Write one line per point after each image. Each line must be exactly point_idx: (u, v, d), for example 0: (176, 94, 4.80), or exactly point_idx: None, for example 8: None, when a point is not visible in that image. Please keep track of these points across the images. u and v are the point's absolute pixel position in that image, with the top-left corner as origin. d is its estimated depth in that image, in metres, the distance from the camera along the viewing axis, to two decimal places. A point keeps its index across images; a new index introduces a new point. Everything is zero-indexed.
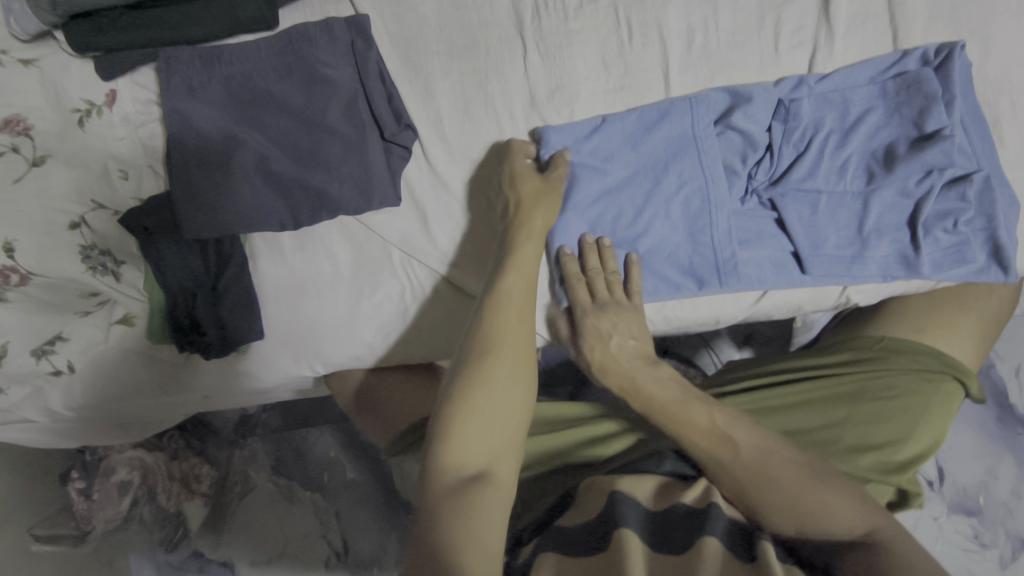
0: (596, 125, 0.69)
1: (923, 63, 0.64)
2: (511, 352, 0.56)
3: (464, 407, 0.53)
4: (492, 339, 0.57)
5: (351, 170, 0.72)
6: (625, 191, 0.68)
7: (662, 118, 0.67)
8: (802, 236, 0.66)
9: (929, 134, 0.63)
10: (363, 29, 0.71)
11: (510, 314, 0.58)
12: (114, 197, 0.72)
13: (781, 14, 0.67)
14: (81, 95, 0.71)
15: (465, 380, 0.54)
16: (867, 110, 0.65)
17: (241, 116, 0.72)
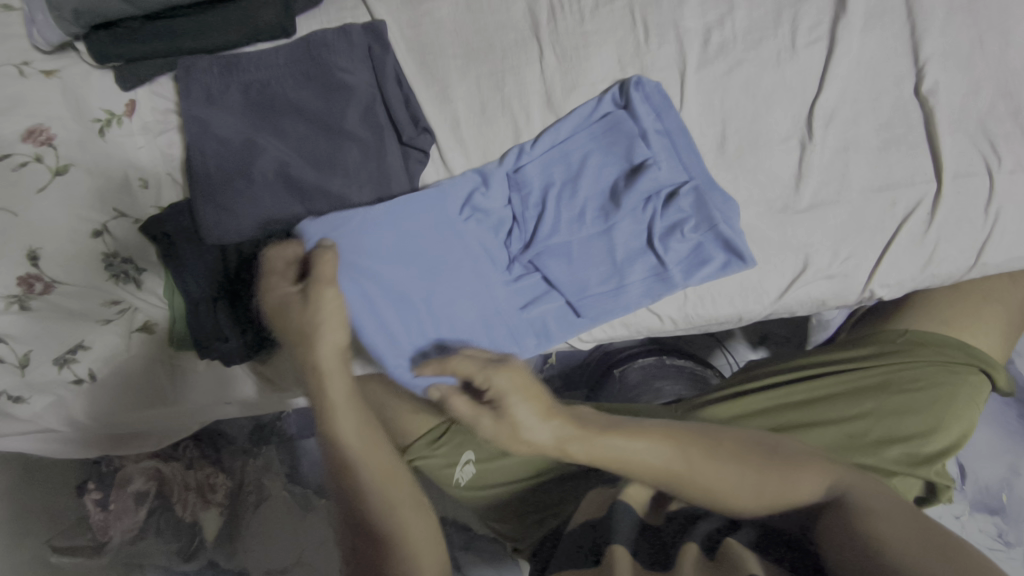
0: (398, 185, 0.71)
1: (616, 105, 0.70)
2: (370, 470, 0.57)
3: (375, 534, 0.56)
4: (355, 468, 0.57)
5: (370, 174, 0.72)
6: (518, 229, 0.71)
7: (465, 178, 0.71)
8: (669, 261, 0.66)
9: (638, 164, 0.68)
10: (380, 36, 0.73)
11: (344, 427, 0.57)
12: (134, 206, 0.72)
13: (798, 10, 0.67)
14: (102, 106, 0.72)
15: (358, 518, 0.57)
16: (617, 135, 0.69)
17: (260, 123, 0.72)
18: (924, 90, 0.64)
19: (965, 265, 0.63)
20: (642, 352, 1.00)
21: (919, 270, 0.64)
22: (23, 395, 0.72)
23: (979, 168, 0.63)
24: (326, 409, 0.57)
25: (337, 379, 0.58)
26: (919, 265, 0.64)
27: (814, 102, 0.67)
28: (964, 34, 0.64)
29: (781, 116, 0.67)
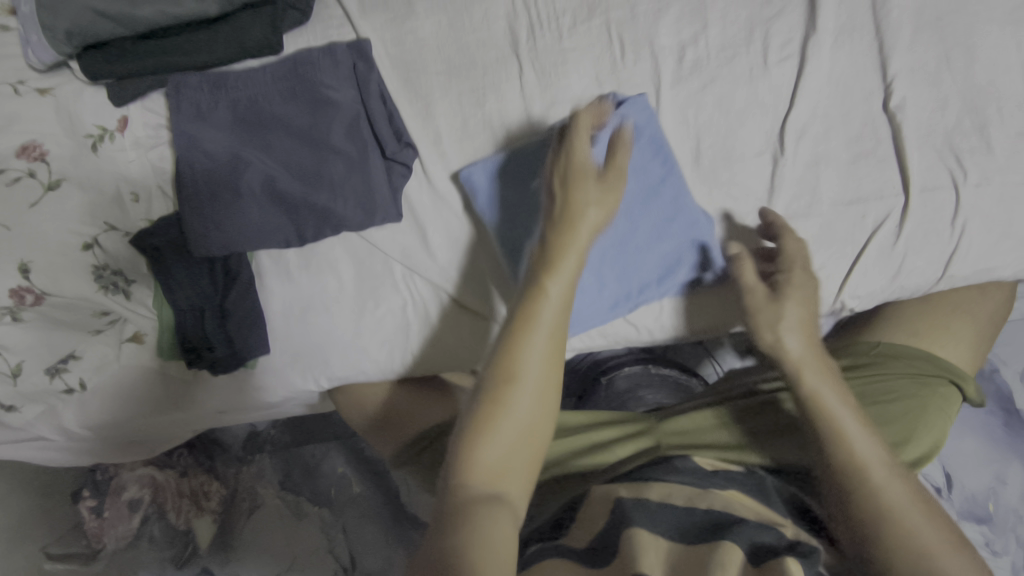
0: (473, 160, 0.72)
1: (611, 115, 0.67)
2: (540, 363, 0.54)
3: (484, 429, 0.51)
4: (527, 314, 0.55)
5: (354, 188, 0.74)
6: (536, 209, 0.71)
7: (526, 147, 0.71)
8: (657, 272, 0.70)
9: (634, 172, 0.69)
10: (364, 52, 0.74)
11: (548, 308, 0.55)
12: (124, 219, 0.74)
13: (769, 28, 0.69)
14: (94, 122, 0.74)
15: (483, 400, 0.52)
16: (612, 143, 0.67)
17: (248, 138, 0.74)
18: (892, 106, 0.66)
19: (933, 276, 0.65)
20: (629, 361, 1.01)
21: (888, 280, 0.66)
22: (15, 404, 0.74)
23: (945, 182, 0.64)
24: (532, 300, 0.55)
25: (562, 282, 0.56)
26: (888, 276, 0.66)
27: (786, 117, 0.68)
28: (930, 51, 0.66)
29: (753, 131, 0.69)
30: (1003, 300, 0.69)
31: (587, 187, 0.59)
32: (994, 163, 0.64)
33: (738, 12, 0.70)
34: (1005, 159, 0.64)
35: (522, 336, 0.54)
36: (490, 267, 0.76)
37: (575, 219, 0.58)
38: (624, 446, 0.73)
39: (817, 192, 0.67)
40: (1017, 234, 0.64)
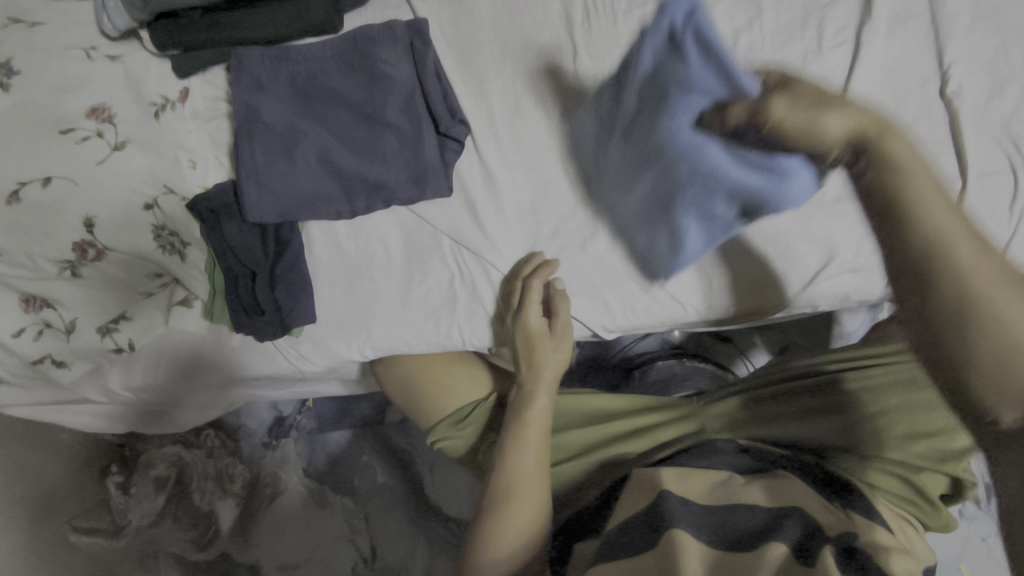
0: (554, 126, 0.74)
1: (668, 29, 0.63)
2: (532, 480, 0.64)
3: (494, 543, 0.61)
4: (516, 433, 0.67)
5: (407, 161, 0.75)
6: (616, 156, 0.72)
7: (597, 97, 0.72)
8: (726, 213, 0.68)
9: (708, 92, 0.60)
10: (421, 31, 0.76)
11: (530, 440, 0.66)
12: (182, 183, 0.75)
13: (824, 15, 0.70)
14: (158, 91, 0.76)
15: (484, 519, 0.63)
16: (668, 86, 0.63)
17: (305, 111, 0.76)
18: (949, 92, 0.66)
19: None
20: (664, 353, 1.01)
21: None
22: (66, 360, 0.76)
23: (1003, 167, 0.64)
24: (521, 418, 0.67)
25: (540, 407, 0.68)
26: None
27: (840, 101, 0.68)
28: (984, 40, 0.67)
29: None
30: None
31: (545, 340, 0.72)
32: None
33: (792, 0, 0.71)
34: None
35: (510, 450, 0.66)
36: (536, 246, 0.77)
37: (539, 367, 0.71)
38: (668, 430, 0.72)
39: None
40: None
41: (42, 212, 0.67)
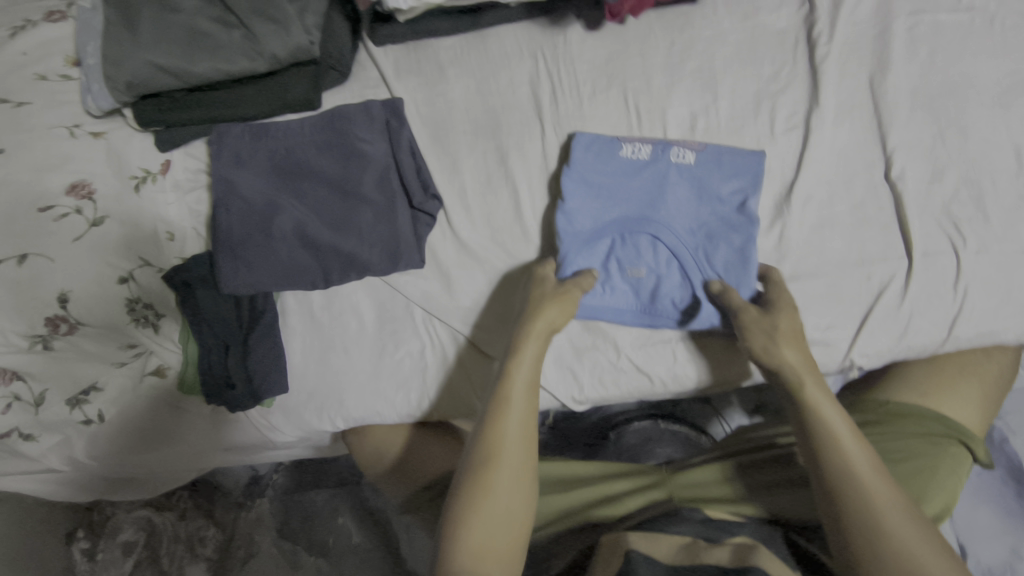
0: (576, 171, 0.73)
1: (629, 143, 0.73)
2: (519, 438, 0.60)
3: (483, 488, 0.57)
4: (506, 392, 0.63)
5: (380, 234, 0.78)
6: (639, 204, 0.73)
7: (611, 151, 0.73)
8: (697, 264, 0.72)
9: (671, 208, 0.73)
10: (397, 110, 0.80)
11: (518, 397, 0.62)
12: (159, 256, 0.77)
13: (775, 102, 0.74)
14: (139, 164, 0.79)
15: (466, 490, 0.58)
16: (651, 159, 0.73)
17: (283, 186, 0.80)
18: (892, 176, 0.70)
19: (938, 338, 0.67)
20: (639, 416, 1.01)
21: (895, 341, 0.67)
22: (33, 433, 0.76)
23: (946, 247, 0.67)
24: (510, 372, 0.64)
25: (528, 363, 0.65)
26: (894, 336, 0.67)
27: (792, 183, 0.72)
28: (923, 127, 0.70)
29: (764, 196, 0.72)
30: (1008, 364, 0.71)
31: (548, 295, 0.69)
32: (993, 232, 0.67)
33: (746, 87, 0.75)
34: (1000, 227, 0.67)
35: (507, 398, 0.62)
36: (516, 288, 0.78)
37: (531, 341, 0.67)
38: (635, 499, 0.73)
39: (823, 252, 0.70)
40: (1018, 300, 0.66)
41: (18, 288, 0.69)
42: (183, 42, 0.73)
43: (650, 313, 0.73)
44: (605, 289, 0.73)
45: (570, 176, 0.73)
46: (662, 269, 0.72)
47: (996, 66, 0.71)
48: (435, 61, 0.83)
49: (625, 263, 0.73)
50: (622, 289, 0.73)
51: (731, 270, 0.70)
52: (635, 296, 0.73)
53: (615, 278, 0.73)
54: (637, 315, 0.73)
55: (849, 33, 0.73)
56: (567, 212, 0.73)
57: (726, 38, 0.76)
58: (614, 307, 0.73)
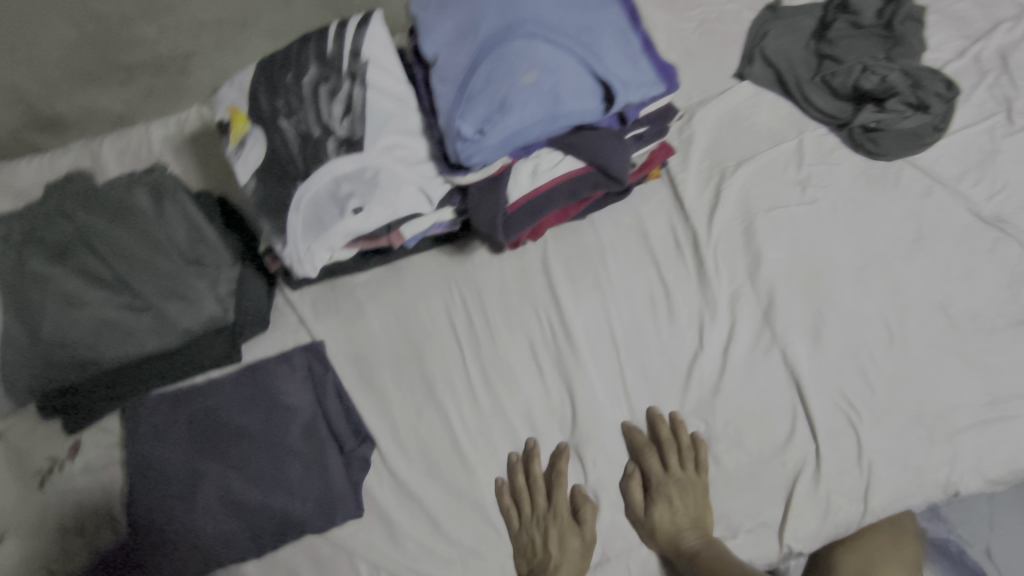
0: (436, 32, 0.70)
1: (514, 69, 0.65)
2: None
3: None
4: None
5: (312, 486, 0.75)
6: (511, 82, 0.65)
7: (496, 116, 0.65)
8: (620, 73, 0.67)
9: (576, 98, 0.66)
10: (319, 355, 0.82)
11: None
12: (67, 558, 0.72)
13: (670, 299, 0.80)
14: (45, 454, 0.77)
15: None
16: (553, 110, 0.66)
17: (204, 450, 0.76)
18: (787, 359, 0.76)
19: (858, 511, 0.72)
20: None
21: (820, 521, 0.72)
22: None
23: (842, 426, 0.73)
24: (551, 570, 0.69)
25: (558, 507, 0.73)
26: (821, 516, 0.72)
27: (695, 374, 0.77)
28: (803, 311, 0.78)
29: (675, 394, 0.77)
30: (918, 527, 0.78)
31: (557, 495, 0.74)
32: (880, 401, 0.74)
33: (639, 288, 0.82)
34: (885, 398, 0.74)
35: None
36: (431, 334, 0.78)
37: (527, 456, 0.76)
38: None
39: (742, 442, 0.75)
40: (913, 465, 0.72)
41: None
42: (90, 334, 0.72)
43: (583, 84, 0.66)
44: (501, 68, 0.66)
45: (459, 29, 0.69)
46: (577, 76, 0.66)
47: (848, 249, 0.80)
48: (352, 296, 0.86)
49: (523, 39, 0.66)
50: (547, 64, 0.65)
51: (639, 64, 0.68)
52: (558, 77, 0.65)
53: (514, 70, 0.65)
54: (560, 99, 0.65)
55: (722, 230, 0.82)
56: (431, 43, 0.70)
57: (618, 250, 0.84)
58: (540, 77, 0.65)
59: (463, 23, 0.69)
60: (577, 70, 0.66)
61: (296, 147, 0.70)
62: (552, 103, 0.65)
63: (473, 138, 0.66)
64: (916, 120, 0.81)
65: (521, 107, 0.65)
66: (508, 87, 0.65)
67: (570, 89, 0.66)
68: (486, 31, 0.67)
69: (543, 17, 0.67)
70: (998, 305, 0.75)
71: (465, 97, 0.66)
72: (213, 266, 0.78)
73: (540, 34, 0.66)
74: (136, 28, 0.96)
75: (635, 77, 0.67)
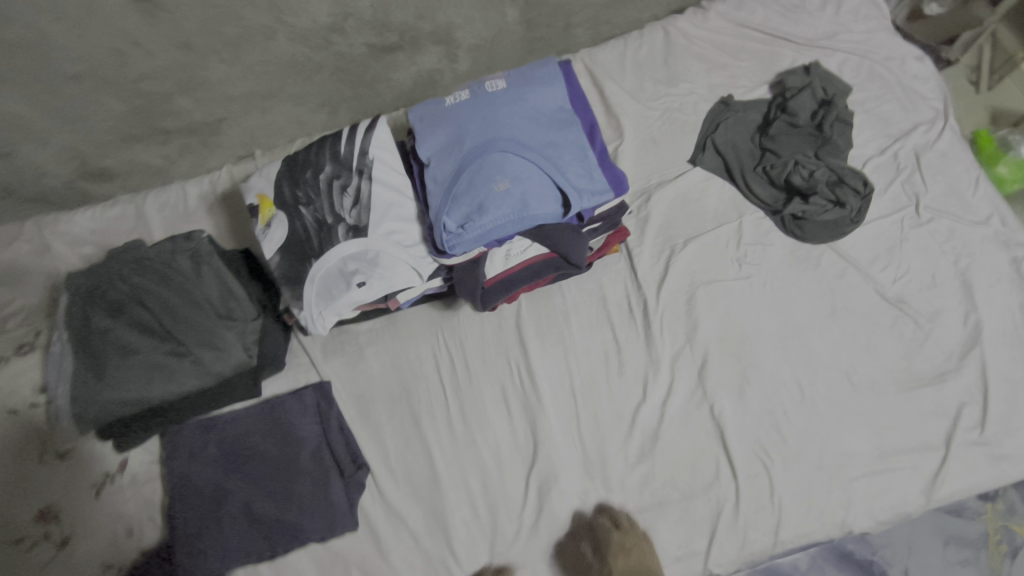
0: (429, 138, 0.85)
1: (491, 179, 0.80)
2: None
3: None
4: None
5: (318, 503, 0.91)
6: (488, 189, 0.80)
7: (474, 216, 0.80)
8: (578, 184, 0.82)
9: (540, 204, 0.81)
10: (326, 392, 0.98)
11: None
12: (119, 554, 0.89)
13: (621, 358, 0.96)
14: (101, 468, 0.93)
15: None
16: (522, 213, 0.80)
17: (230, 470, 0.93)
18: (714, 413, 0.91)
19: (769, 543, 0.85)
20: None
21: (738, 551, 0.85)
22: None
23: (758, 470, 0.87)
24: None
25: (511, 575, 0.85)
26: (738, 546, 0.85)
27: (637, 422, 0.92)
28: (730, 372, 0.93)
29: (624, 439, 0.92)
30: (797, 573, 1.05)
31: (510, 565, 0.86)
32: (789, 451, 0.88)
33: (596, 346, 0.97)
34: (794, 448, 0.88)
35: None
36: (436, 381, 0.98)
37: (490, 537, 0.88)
38: None
39: (674, 480, 0.89)
40: (815, 507, 0.85)
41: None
42: (142, 376, 0.87)
43: (547, 193, 0.81)
44: (481, 176, 0.81)
45: (448, 139, 0.84)
46: (542, 187, 0.81)
47: (772, 319, 0.94)
48: (355, 342, 1.02)
49: (500, 154, 0.81)
50: (517, 176, 0.80)
51: (594, 176, 0.83)
52: (526, 187, 0.80)
53: (491, 179, 0.80)
54: (528, 204, 0.80)
55: (668, 300, 0.97)
56: (425, 147, 0.84)
57: (580, 311, 0.99)
58: (512, 187, 0.80)
59: (451, 134, 0.83)
60: (543, 181, 0.81)
61: (313, 233, 0.86)
62: (522, 208, 0.80)
63: (456, 232, 0.81)
64: (834, 214, 0.95)
65: (496, 211, 0.80)
66: (485, 193, 0.80)
67: (537, 197, 0.81)
68: (469, 143, 0.82)
69: (515, 134, 0.82)
70: (893, 374, 0.90)
71: (450, 197, 0.81)
72: (240, 319, 0.94)
73: (514, 150, 0.81)
74: (176, 102, 1.09)
75: (590, 187, 0.82)
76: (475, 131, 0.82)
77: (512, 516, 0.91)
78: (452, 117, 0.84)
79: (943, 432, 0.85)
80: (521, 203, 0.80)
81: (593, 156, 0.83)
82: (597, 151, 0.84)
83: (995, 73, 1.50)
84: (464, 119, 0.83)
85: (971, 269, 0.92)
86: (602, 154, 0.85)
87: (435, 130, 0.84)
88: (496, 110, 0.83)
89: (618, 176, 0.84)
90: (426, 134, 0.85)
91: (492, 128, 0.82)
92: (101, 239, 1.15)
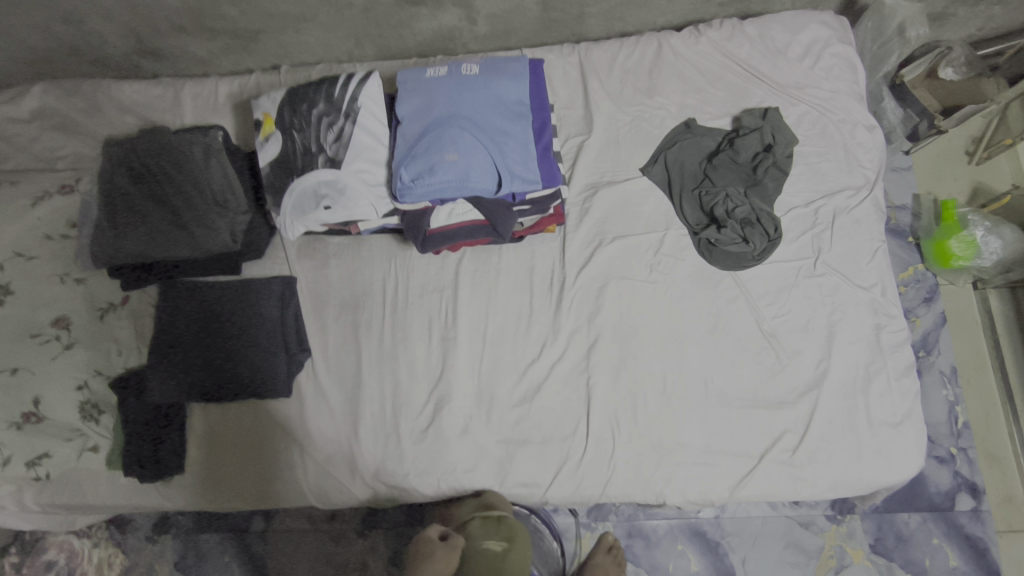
0: (405, 101, 1.00)
1: (445, 148, 0.96)
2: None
3: None
4: None
5: (262, 369, 1.10)
6: (440, 156, 0.96)
7: (424, 175, 0.96)
8: (514, 169, 0.98)
9: (480, 179, 0.97)
10: (291, 285, 1.18)
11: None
12: (109, 366, 1.14)
13: (531, 321, 1.14)
14: (106, 298, 1.17)
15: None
16: (463, 182, 0.96)
17: (202, 324, 1.12)
18: (589, 383, 1.09)
19: (598, 490, 1.05)
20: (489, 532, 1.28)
21: (573, 490, 1.06)
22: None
23: (607, 435, 1.06)
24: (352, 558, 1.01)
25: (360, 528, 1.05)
26: (573, 487, 1.06)
27: (527, 373, 1.11)
28: (613, 354, 1.10)
29: (513, 383, 1.11)
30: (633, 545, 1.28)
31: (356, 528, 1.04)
32: (637, 427, 1.06)
33: (515, 304, 1.15)
34: (642, 426, 1.06)
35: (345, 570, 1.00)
36: (379, 298, 1.18)
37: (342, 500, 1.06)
38: None
39: (542, 426, 1.08)
40: (643, 475, 1.04)
41: (8, 390, 1.08)
42: (146, 236, 1.11)
43: (488, 171, 0.97)
44: (437, 144, 0.96)
45: (420, 106, 1.00)
46: (484, 165, 0.97)
47: (662, 322, 1.11)
48: (324, 251, 1.22)
49: (457, 129, 0.96)
50: (466, 152, 0.96)
51: (531, 166, 0.99)
52: (471, 162, 0.96)
53: (444, 149, 0.96)
54: (470, 176, 0.96)
55: (583, 282, 1.14)
56: (400, 107, 1.00)
57: (510, 272, 1.17)
58: (460, 160, 0.96)
59: (424, 102, 1.00)
60: (486, 161, 0.97)
61: (299, 155, 1.04)
62: (463, 179, 0.96)
63: (408, 185, 0.98)
64: (739, 248, 1.10)
65: (441, 175, 0.96)
66: (437, 159, 0.96)
67: (479, 172, 0.97)
68: (435, 114, 0.99)
69: (474, 116, 0.98)
70: (743, 390, 1.06)
71: (410, 155, 0.98)
72: (233, 210, 1.14)
73: (468, 129, 0.97)
74: (222, 9, 1.25)
75: (525, 174, 0.98)
76: (443, 106, 0.99)
77: (408, 420, 1.11)
78: (428, 88, 1.00)
79: (762, 445, 1.03)
80: (465, 174, 0.96)
81: (535, 149, 1.00)
82: (540, 146, 1.01)
83: (990, 149, 1.54)
84: (437, 93, 1.00)
85: (840, 324, 1.07)
86: (544, 149, 1.02)
87: (412, 95, 1.00)
88: (465, 93, 1.00)
89: (552, 170, 1.01)
90: (404, 97, 1.00)
91: (456, 107, 0.98)
92: (141, 110, 1.35)
